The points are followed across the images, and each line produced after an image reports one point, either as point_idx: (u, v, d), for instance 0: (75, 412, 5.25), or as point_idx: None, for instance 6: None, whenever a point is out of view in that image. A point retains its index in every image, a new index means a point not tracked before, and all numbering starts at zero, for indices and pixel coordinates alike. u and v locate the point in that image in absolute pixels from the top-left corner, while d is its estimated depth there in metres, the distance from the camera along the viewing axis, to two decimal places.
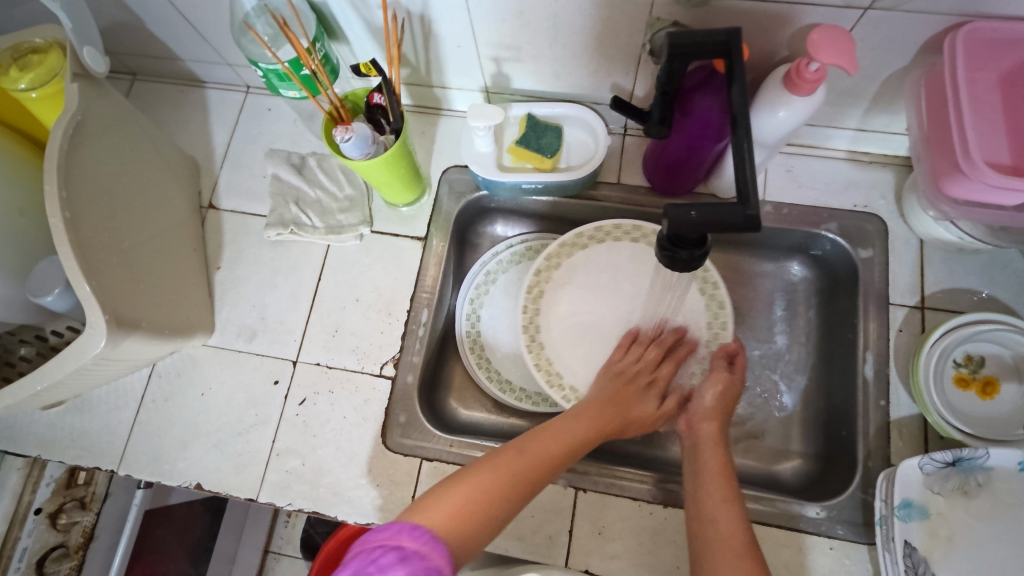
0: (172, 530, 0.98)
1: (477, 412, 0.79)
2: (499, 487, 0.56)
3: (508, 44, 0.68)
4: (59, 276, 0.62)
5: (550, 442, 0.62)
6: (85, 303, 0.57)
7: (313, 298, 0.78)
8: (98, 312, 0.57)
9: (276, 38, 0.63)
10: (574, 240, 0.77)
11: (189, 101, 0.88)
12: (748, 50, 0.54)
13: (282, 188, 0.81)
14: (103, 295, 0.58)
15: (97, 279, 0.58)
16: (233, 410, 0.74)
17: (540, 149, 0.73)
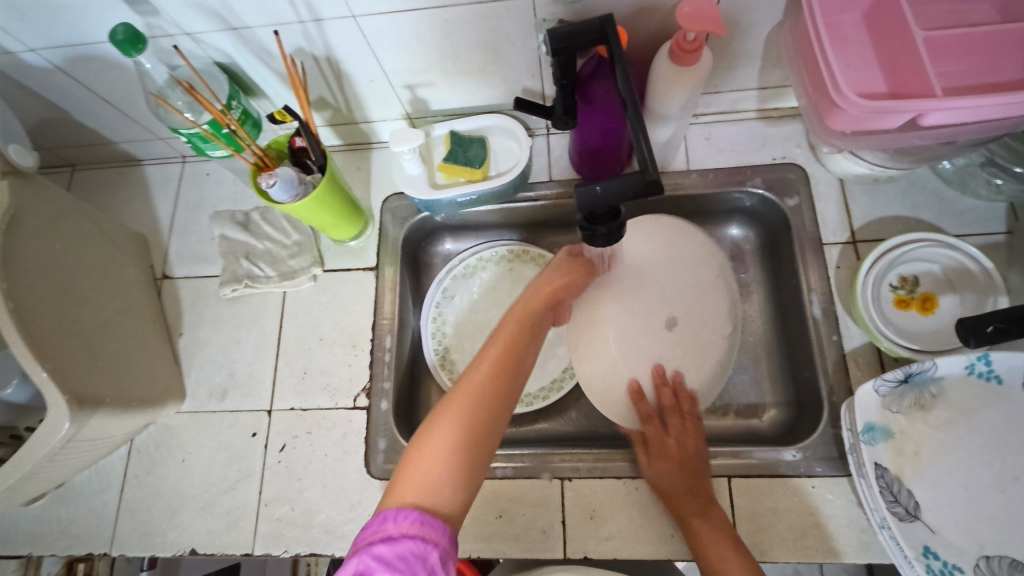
0: None
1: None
2: (456, 447, 0.51)
3: (416, 70, 0.71)
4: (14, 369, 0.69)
5: (473, 382, 0.55)
6: (44, 388, 0.58)
7: (278, 346, 0.79)
8: (58, 395, 0.58)
9: (193, 105, 0.66)
10: None
11: (129, 181, 0.90)
12: (626, 34, 0.59)
13: (231, 246, 0.83)
14: (60, 377, 0.59)
15: (51, 363, 0.59)
16: (215, 470, 0.74)
17: (468, 162, 0.75)
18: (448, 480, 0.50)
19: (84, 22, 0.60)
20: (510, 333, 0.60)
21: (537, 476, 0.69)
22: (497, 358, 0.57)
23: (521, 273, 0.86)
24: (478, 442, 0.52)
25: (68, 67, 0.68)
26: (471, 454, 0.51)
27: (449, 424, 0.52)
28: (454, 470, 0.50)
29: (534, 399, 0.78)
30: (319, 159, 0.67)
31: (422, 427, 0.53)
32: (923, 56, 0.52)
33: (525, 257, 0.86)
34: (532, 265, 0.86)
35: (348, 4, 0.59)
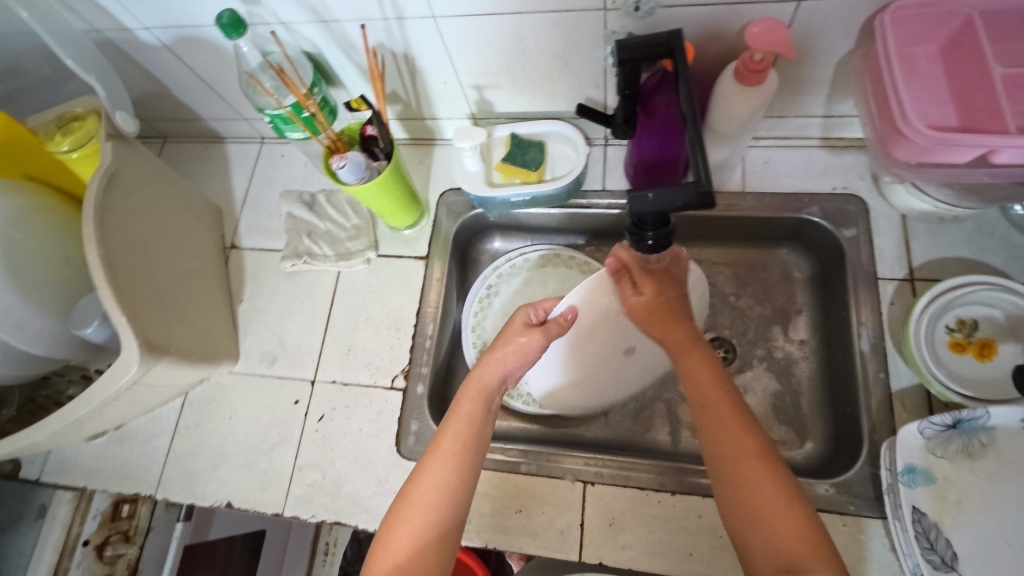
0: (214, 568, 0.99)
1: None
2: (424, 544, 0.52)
3: (486, 72, 0.74)
4: (96, 311, 0.68)
5: (434, 475, 0.55)
6: (121, 331, 0.63)
7: (327, 322, 0.83)
8: (132, 338, 0.64)
9: (280, 88, 0.71)
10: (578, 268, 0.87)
11: (212, 156, 0.98)
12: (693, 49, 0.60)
13: (296, 224, 0.88)
14: (135, 322, 0.64)
15: (129, 308, 0.64)
16: (258, 431, 0.79)
17: (525, 164, 0.78)
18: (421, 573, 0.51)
19: (194, 6, 0.67)
20: (465, 414, 0.59)
21: (560, 477, 0.69)
22: (457, 450, 0.56)
23: (565, 279, 0.88)
24: (446, 536, 0.53)
25: (174, 46, 0.75)
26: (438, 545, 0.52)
27: (415, 521, 0.53)
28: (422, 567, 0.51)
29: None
30: (388, 148, 0.71)
31: (387, 524, 0.54)
32: (999, 92, 0.51)
33: (570, 262, 0.88)
34: (577, 271, 0.88)
35: (431, 5, 0.63)
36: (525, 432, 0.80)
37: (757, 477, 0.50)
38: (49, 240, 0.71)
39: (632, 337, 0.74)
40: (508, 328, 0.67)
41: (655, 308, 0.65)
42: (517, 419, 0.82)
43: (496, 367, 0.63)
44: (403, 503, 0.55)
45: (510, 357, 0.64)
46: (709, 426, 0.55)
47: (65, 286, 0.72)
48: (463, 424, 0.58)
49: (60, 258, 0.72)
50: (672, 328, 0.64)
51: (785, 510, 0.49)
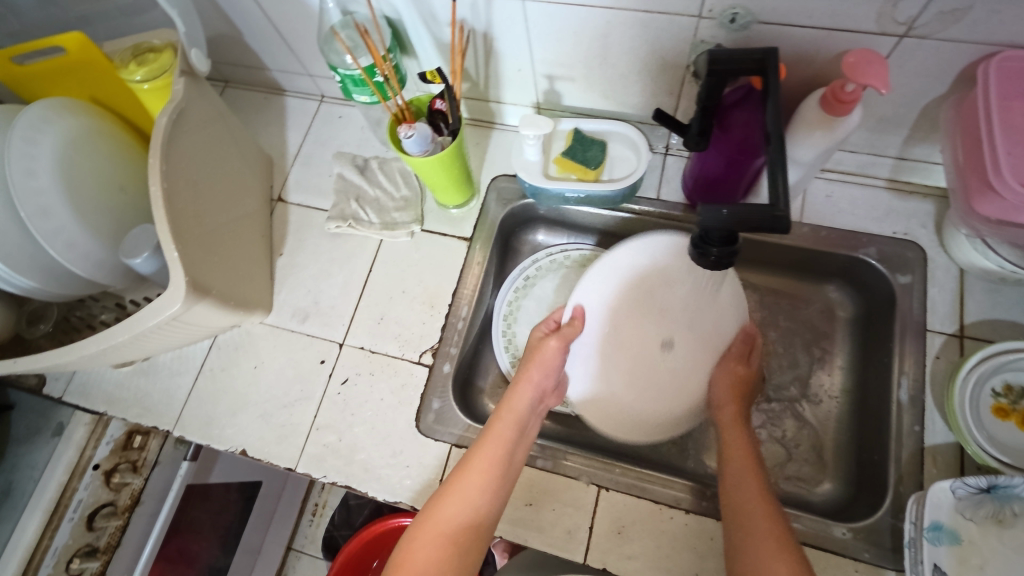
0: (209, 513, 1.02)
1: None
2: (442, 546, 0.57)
3: (562, 63, 0.74)
4: (148, 243, 0.66)
5: (464, 483, 0.60)
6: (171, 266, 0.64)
7: (362, 288, 0.83)
8: (180, 274, 0.64)
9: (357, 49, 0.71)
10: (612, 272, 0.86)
11: (270, 108, 0.98)
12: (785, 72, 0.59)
13: (345, 186, 0.89)
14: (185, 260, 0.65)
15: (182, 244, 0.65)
16: (280, 384, 0.79)
17: (585, 161, 0.77)
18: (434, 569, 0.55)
19: None
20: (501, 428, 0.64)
21: (575, 477, 0.69)
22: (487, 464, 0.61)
23: None
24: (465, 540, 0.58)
25: None
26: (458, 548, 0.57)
27: (438, 524, 0.58)
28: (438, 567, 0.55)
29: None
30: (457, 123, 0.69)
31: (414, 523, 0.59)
32: None
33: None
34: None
35: None
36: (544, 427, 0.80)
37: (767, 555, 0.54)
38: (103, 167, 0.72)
39: (663, 327, 0.71)
40: (531, 340, 0.72)
41: (739, 392, 0.68)
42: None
43: (528, 383, 0.68)
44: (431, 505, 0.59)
45: (539, 372, 0.69)
46: (739, 508, 0.58)
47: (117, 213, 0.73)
48: (499, 442, 0.63)
49: (116, 185, 0.73)
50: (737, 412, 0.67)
51: None
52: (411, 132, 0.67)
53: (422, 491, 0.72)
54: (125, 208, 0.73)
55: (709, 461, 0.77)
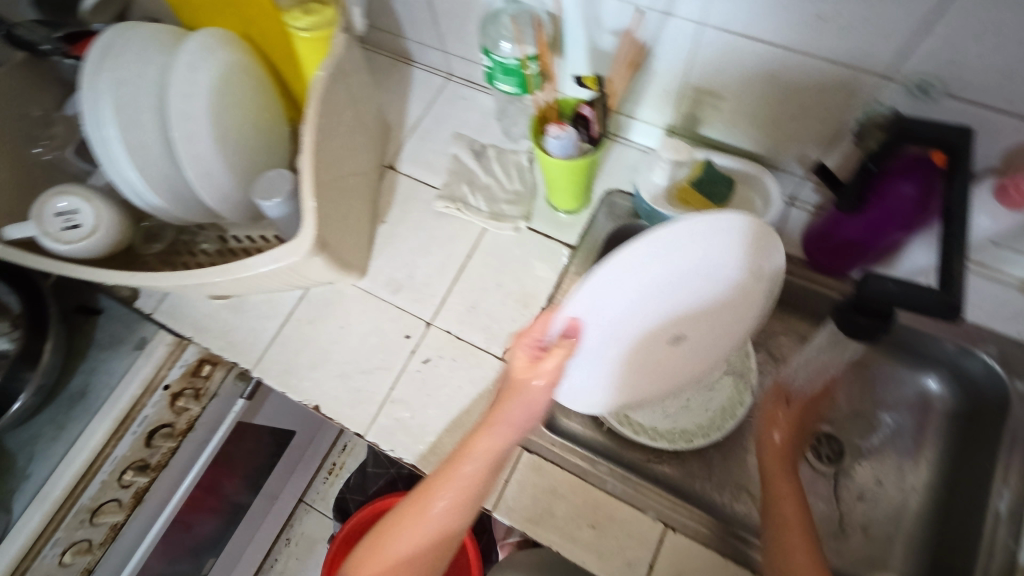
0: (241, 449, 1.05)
1: (574, 424, 0.80)
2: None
3: (715, 93, 0.71)
4: (283, 187, 0.66)
5: (419, 521, 0.55)
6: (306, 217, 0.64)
7: (458, 272, 0.83)
8: (309, 227, 0.64)
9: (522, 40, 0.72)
10: None
11: (397, 75, 0.98)
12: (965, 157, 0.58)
13: (460, 168, 0.88)
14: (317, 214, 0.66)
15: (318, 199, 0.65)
16: (363, 349, 0.80)
17: (710, 196, 0.75)
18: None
19: None
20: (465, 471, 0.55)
21: (644, 511, 0.68)
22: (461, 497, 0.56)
23: None
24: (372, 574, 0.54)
25: None
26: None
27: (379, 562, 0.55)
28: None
29: (659, 437, 0.77)
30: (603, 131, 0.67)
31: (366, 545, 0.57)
32: None
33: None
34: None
35: (707, 10, 0.61)
36: (609, 448, 0.78)
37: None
38: (240, 106, 0.72)
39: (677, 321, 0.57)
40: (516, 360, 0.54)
41: (786, 452, 0.69)
42: (605, 433, 0.79)
43: (500, 429, 0.55)
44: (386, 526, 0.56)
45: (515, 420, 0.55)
46: (783, 555, 0.59)
47: (247, 152, 0.73)
48: (455, 495, 0.55)
49: (249, 124, 0.73)
50: (781, 475, 0.66)
51: None
52: (560, 135, 0.67)
53: None
54: (253, 148, 0.74)
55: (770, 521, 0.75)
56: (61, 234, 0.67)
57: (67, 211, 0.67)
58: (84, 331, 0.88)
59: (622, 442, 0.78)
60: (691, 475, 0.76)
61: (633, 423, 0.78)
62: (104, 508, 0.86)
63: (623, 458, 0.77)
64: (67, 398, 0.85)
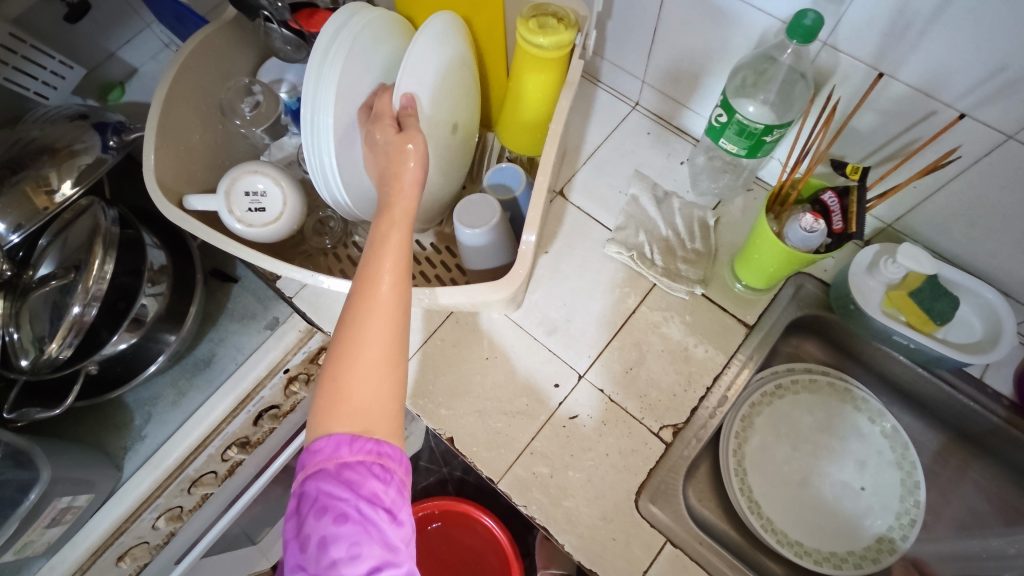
0: None
1: (712, 514, 0.75)
2: (377, 383, 0.47)
3: (972, 207, 0.63)
4: (490, 216, 0.61)
5: (379, 302, 0.49)
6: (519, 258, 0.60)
7: (619, 326, 0.77)
8: (520, 272, 0.60)
9: (776, 107, 0.65)
10: (874, 415, 0.78)
11: (580, 93, 0.91)
12: None
13: (637, 213, 0.82)
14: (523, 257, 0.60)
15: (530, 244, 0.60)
16: (507, 388, 0.75)
17: (930, 311, 0.67)
18: (386, 414, 0.48)
19: None
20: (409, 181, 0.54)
21: None
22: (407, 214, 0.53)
23: (849, 418, 0.79)
24: (396, 321, 0.50)
25: None
26: (391, 365, 0.49)
27: (378, 329, 0.48)
28: (387, 386, 0.48)
29: (806, 556, 0.72)
30: (857, 231, 0.58)
31: (334, 339, 0.49)
32: None
33: (874, 415, 0.78)
34: (876, 429, 0.78)
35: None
36: (745, 552, 0.74)
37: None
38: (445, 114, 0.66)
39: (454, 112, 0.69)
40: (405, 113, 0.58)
41: None
42: (746, 534, 0.75)
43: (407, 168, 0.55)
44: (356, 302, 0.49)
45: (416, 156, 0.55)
46: None
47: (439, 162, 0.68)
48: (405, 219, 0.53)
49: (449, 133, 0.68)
50: None
51: None
52: (813, 227, 0.58)
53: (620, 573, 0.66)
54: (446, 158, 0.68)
55: None
56: (246, 215, 0.64)
57: (256, 194, 0.64)
58: (218, 296, 0.86)
59: (761, 548, 0.74)
60: None
61: (777, 533, 0.73)
62: (202, 479, 0.84)
63: (758, 567, 0.72)
64: (192, 363, 0.83)
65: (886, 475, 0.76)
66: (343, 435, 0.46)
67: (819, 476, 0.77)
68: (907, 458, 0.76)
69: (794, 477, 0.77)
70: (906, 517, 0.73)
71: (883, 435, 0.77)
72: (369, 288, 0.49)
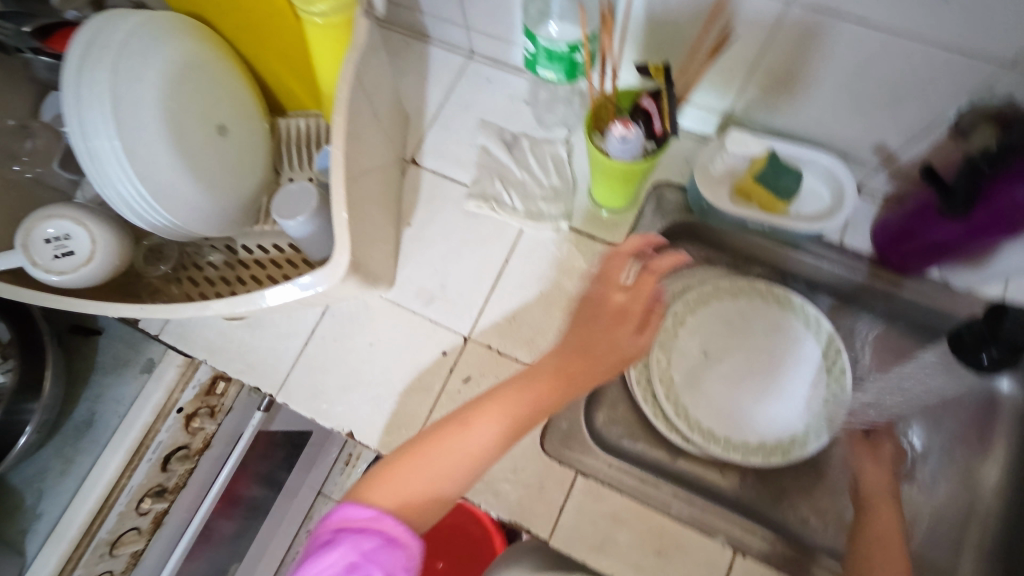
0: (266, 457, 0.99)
1: (643, 447, 0.75)
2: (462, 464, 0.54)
3: (791, 77, 0.63)
4: (308, 203, 0.57)
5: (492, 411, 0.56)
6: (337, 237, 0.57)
7: (495, 279, 0.76)
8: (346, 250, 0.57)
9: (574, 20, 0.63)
10: (776, 295, 0.78)
11: (411, 53, 0.88)
12: None
13: (489, 162, 0.80)
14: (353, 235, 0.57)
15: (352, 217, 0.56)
16: (396, 369, 0.73)
17: (776, 191, 0.67)
18: (443, 488, 0.53)
19: None
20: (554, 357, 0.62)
21: (712, 536, 0.65)
22: (606, 369, 0.63)
23: (747, 305, 0.79)
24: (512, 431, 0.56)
25: None
26: (465, 472, 0.54)
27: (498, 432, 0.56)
28: (454, 485, 0.53)
29: (734, 451, 0.73)
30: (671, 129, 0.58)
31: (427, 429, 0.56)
32: None
33: (774, 296, 0.79)
34: (777, 308, 0.78)
35: None
36: (681, 473, 0.74)
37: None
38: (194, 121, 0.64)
39: (214, 111, 0.67)
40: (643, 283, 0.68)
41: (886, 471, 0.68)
42: (677, 456, 0.75)
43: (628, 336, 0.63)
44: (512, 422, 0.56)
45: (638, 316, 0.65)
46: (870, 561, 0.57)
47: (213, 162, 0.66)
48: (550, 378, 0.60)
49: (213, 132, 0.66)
50: (883, 505, 0.63)
51: None
52: (624, 135, 0.57)
53: (541, 517, 0.67)
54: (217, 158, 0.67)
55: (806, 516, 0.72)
56: (53, 263, 0.59)
57: (57, 238, 0.59)
58: (85, 352, 0.82)
59: (697, 461, 0.74)
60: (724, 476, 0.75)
61: (705, 433, 0.74)
62: (123, 538, 0.81)
63: (695, 480, 0.73)
64: (73, 428, 0.79)
65: (798, 354, 0.77)
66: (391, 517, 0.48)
67: (736, 371, 0.77)
68: (817, 327, 0.77)
69: (711, 380, 0.77)
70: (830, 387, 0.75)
71: (784, 310, 0.78)
72: (530, 416, 0.57)
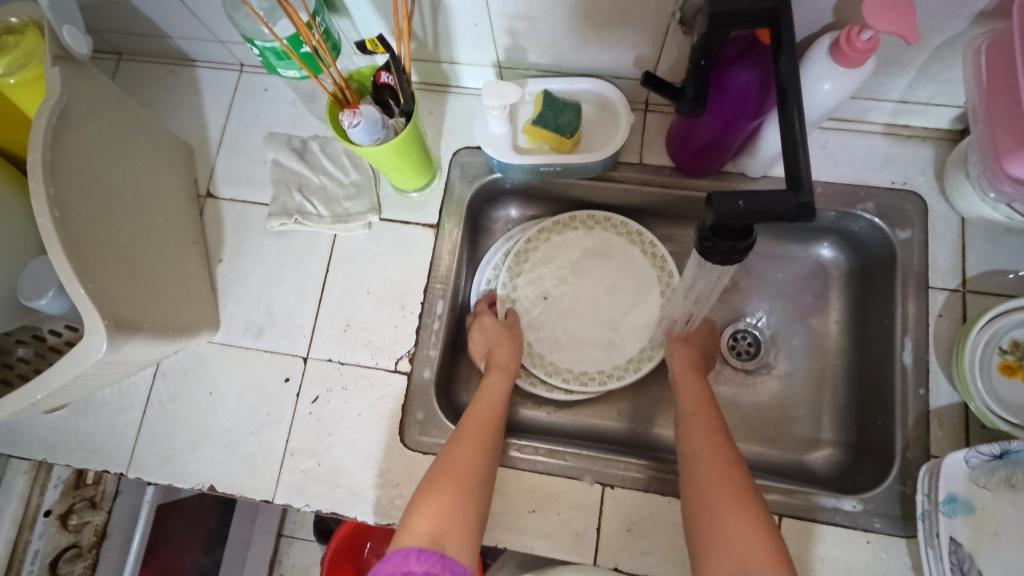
0: (187, 522, 0.97)
1: (521, 410, 0.77)
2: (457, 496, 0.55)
3: (525, 14, 0.61)
4: (51, 279, 0.60)
5: (468, 439, 0.60)
6: (83, 307, 0.53)
7: (321, 291, 0.74)
8: (97, 316, 0.54)
9: (271, 12, 0.59)
10: (608, 223, 0.78)
11: (179, 82, 0.82)
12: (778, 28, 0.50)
13: (284, 175, 0.77)
14: (101, 297, 0.55)
15: (93, 281, 0.54)
16: (243, 410, 0.71)
17: (558, 130, 0.67)
18: (460, 523, 0.53)
19: None
20: (487, 397, 0.66)
21: (579, 478, 0.66)
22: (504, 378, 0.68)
23: (585, 239, 0.79)
24: (484, 450, 0.59)
25: None
26: (469, 496, 0.55)
27: (471, 452, 0.58)
28: (469, 515, 0.54)
29: (589, 381, 0.74)
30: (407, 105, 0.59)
31: (471, 465, 0.57)
32: None
33: (609, 224, 0.78)
34: (615, 235, 0.78)
35: None
36: (560, 425, 0.76)
37: (734, 518, 0.51)
38: None
39: None
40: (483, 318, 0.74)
41: (696, 354, 0.70)
42: (554, 409, 0.77)
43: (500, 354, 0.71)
44: (457, 449, 0.59)
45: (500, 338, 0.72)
46: (688, 431, 0.61)
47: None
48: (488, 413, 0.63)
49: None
50: (688, 378, 0.66)
51: (740, 516, 0.51)
52: (353, 120, 0.56)
53: None
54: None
55: (666, 428, 0.76)
56: None
57: None
58: None
59: (572, 407, 0.77)
60: (599, 415, 0.76)
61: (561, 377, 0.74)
62: None
63: (575, 428, 0.76)
64: None
65: (640, 276, 0.77)
66: (409, 547, 0.49)
67: (578, 315, 0.77)
68: (646, 244, 0.77)
69: (558, 329, 0.77)
70: (666, 292, 0.76)
71: (619, 236, 0.78)
72: (464, 436, 0.60)
